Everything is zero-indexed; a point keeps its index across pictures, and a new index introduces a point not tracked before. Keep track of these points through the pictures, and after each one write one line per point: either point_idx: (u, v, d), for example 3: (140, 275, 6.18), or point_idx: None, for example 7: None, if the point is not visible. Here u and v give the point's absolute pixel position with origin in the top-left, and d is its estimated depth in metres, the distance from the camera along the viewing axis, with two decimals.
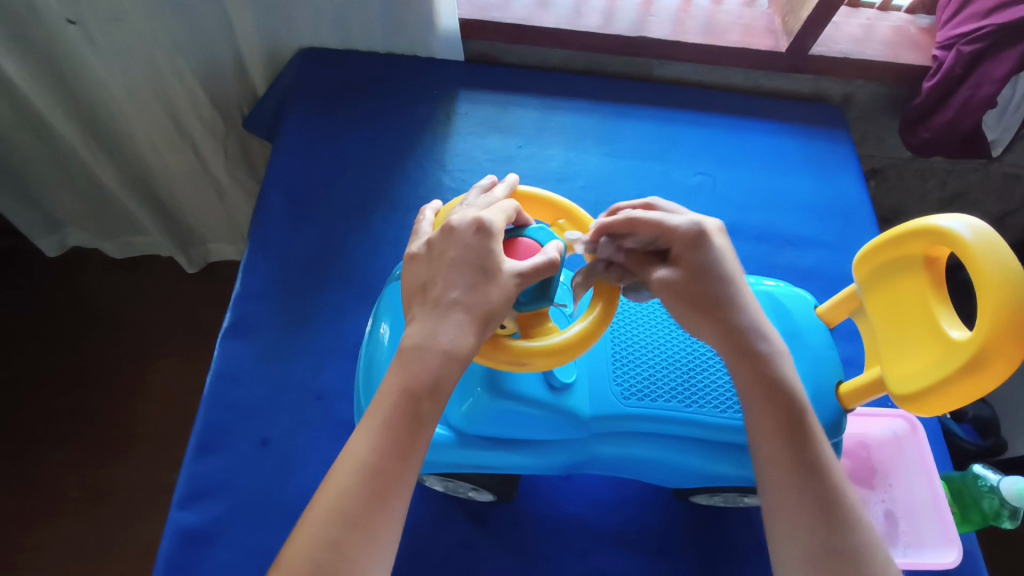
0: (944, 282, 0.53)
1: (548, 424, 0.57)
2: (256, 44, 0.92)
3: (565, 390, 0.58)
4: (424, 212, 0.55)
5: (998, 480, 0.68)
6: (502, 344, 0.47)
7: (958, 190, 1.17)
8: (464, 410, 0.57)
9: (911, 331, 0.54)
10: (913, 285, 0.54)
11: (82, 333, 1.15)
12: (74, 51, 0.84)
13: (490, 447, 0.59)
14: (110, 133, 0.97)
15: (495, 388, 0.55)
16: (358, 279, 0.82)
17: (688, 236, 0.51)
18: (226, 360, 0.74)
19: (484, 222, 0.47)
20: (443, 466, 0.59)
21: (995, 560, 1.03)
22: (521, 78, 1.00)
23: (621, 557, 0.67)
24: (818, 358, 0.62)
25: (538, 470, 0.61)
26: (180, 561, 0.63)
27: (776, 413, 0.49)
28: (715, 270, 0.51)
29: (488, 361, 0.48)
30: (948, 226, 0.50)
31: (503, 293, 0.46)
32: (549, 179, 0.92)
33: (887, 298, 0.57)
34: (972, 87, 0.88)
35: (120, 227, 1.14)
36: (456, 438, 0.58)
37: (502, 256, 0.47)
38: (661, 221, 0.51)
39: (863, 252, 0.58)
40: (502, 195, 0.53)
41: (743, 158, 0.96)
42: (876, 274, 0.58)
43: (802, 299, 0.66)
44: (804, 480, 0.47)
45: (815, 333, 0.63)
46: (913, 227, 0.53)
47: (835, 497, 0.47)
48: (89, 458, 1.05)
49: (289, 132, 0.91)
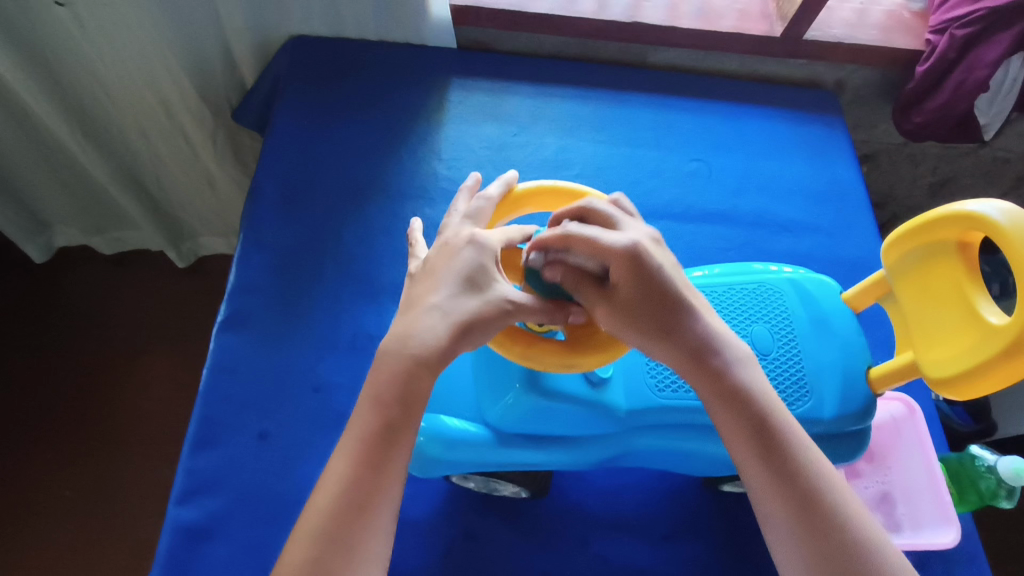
0: (978, 267, 0.53)
1: (585, 419, 0.57)
2: (246, 34, 0.90)
3: (603, 384, 0.58)
4: (416, 235, 0.60)
5: (995, 460, 0.69)
6: (552, 349, 0.50)
7: (948, 174, 1.17)
8: (502, 408, 0.57)
9: (945, 317, 0.54)
10: (945, 272, 0.54)
11: (71, 328, 1.13)
12: (65, 40, 0.83)
13: (528, 443, 0.59)
14: (101, 126, 0.96)
15: (535, 385, 0.55)
16: (355, 268, 0.81)
17: (629, 253, 0.46)
18: (224, 353, 0.74)
19: (480, 241, 0.49)
20: (479, 466, 0.59)
21: (988, 540, 1.05)
22: (515, 66, 0.99)
23: (625, 544, 0.68)
24: (844, 343, 0.62)
25: (575, 466, 0.60)
26: (181, 559, 0.63)
27: (738, 422, 0.47)
28: (663, 286, 0.47)
29: (539, 366, 0.50)
30: (980, 210, 0.50)
31: (490, 310, 0.46)
32: (546, 167, 0.91)
33: (918, 283, 0.57)
34: (965, 71, 0.88)
35: (108, 221, 1.12)
36: (495, 437, 0.59)
37: (495, 274, 0.48)
38: (593, 240, 0.46)
39: (890, 238, 0.58)
40: (496, 195, 0.54)
41: (739, 144, 0.96)
42: (903, 260, 0.58)
43: (827, 284, 0.65)
44: (781, 493, 0.45)
45: (841, 319, 0.64)
46: (944, 213, 0.53)
47: (812, 493, 0.45)
48: (83, 455, 1.03)
49: (282, 124, 0.89)
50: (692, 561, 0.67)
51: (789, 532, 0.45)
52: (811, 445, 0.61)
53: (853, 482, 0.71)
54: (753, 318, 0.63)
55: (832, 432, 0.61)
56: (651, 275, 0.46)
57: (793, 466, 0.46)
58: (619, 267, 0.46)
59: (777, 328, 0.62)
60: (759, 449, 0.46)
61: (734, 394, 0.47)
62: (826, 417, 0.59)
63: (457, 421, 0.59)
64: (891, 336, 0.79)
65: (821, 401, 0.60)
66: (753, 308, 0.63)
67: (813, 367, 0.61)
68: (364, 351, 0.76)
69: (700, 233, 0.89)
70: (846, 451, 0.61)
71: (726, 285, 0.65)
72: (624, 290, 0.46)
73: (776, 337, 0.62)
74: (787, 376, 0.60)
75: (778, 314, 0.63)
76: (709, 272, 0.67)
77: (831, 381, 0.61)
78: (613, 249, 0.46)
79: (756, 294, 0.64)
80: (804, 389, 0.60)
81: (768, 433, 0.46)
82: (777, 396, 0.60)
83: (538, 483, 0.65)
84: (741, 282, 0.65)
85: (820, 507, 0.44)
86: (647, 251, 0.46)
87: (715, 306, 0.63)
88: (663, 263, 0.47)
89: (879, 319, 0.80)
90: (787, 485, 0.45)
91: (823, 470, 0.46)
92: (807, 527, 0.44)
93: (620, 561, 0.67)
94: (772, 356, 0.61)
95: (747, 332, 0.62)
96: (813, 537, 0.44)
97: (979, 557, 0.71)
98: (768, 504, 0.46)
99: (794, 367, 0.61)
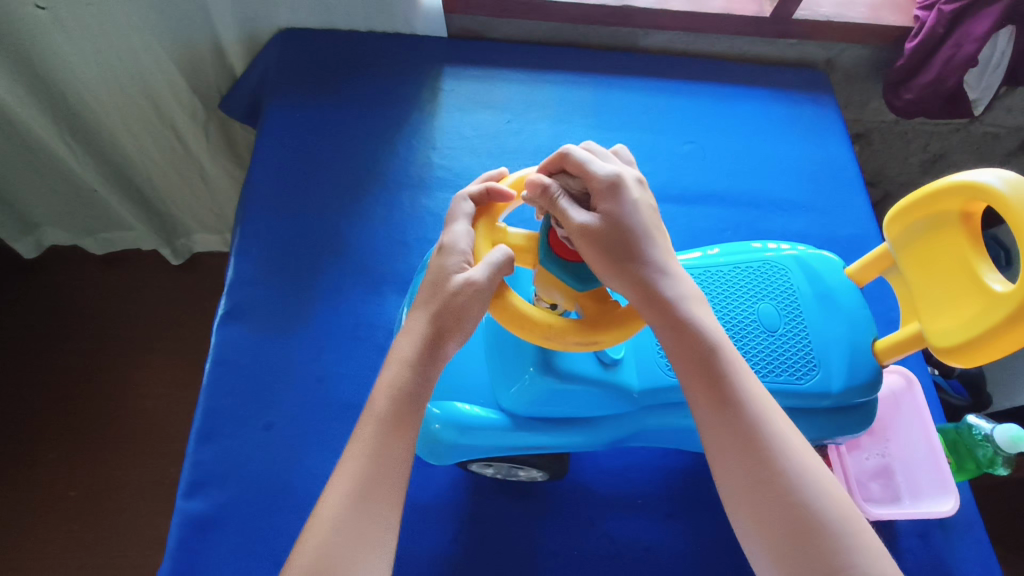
0: (980, 236, 0.53)
1: (597, 400, 0.58)
2: (234, 28, 0.90)
3: (615, 365, 0.58)
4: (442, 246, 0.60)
5: (990, 428, 0.70)
6: (572, 326, 0.48)
7: (940, 151, 1.18)
8: (516, 392, 0.57)
9: (952, 284, 0.54)
10: (950, 242, 0.54)
11: (70, 329, 1.13)
12: (44, 42, 0.80)
13: (542, 426, 0.59)
14: (86, 131, 0.94)
15: (548, 366, 0.55)
16: (354, 260, 0.82)
17: (609, 184, 0.47)
18: (225, 346, 0.74)
19: (443, 242, 0.49)
20: (494, 450, 0.59)
21: (987, 510, 1.06)
22: (505, 54, 0.99)
23: (629, 521, 0.69)
24: (851, 318, 0.63)
25: (587, 447, 0.61)
26: (192, 549, 0.63)
27: (687, 361, 0.46)
28: (634, 220, 0.47)
29: (559, 345, 0.49)
30: (984, 181, 0.50)
31: (458, 297, 0.46)
32: (540, 153, 0.91)
33: (923, 254, 0.57)
34: (954, 46, 0.88)
35: (100, 223, 1.12)
36: (509, 421, 0.59)
37: (455, 266, 0.48)
38: (584, 162, 0.48)
39: (894, 210, 0.58)
40: (474, 191, 0.52)
41: (731, 125, 0.97)
42: (907, 232, 0.58)
43: (830, 260, 0.66)
44: (728, 426, 0.45)
45: (846, 294, 0.64)
46: (946, 183, 0.53)
47: (756, 431, 0.45)
48: (88, 455, 1.03)
49: (275, 117, 0.89)
50: (696, 536, 0.69)
51: (738, 465, 0.44)
52: (820, 419, 0.61)
53: (854, 454, 0.73)
54: (759, 296, 0.63)
55: (840, 405, 0.61)
56: (626, 207, 0.47)
57: (736, 400, 0.45)
58: (598, 193, 0.47)
59: (783, 305, 0.63)
60: (708, 383, 0.46)
61: (684, 333, 0.47)
62: (834, 390, 0.60)
63: (470, 407, 0.59)
64: (887, 311, 0.81)
65: (829, 375, 0.61)
66: (758, 287, 0.64)
67: (821, 343, 0.62)
68: (366, 341, 0.77)
69: (695, 214, 0.89)
70: (854, 423, 0.62)
71: (730, 265, 0.65)
72: (600, 222, 0.46)
73: (783, 314, 0.63)
74: (795, 352, 0.61)
75: (783, 292, 0.64)
76: (712, 253, 0.67)
77: (839, 355, 0.61)
78: (597, 174, 0.48)
79: (760, 273, 0.65)
80: (812, 364, 0.61)
81: (716, 366, 0.46)
82: (785, 371, 0.60)
83: (552, 466, 0.65)
84: (746, 261, 0.66)
85: (759, 436, 0.44)
86: (625, 182, 0.47)
87: (719, 286, 0.64)
88: (638, 197, 0.48)
89: (875, 294, 0.82)
90: (731, 427, 0.45)
91: (763, 407, 0.46)
92: (747, 455, 0.44)
93: (625, 539, 0.68)
94: (780, 332, 0.62)
95: (753, 310, 0.63)
96: (756, 473, 0.44)
97: (978, 523, 0.72)
98: (711, 425, 0.45)
99: (802, 343, 0.61)
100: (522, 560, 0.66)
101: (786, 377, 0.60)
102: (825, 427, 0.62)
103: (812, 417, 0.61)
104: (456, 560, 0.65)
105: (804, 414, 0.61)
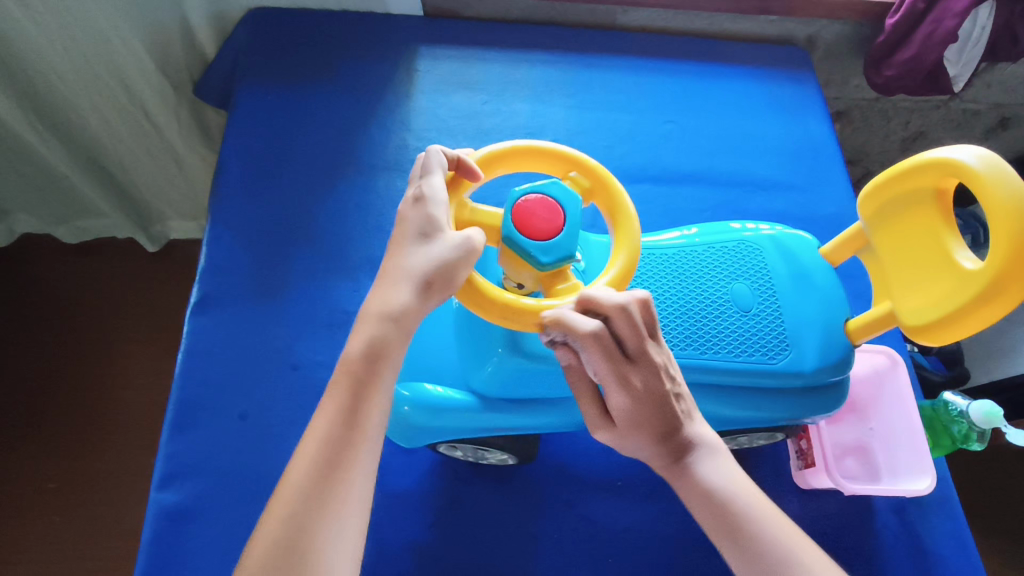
0: (952, 214, 0.53)
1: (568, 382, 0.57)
2: (201, 8, 0.88)
3: None
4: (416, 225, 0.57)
5: (966, 405, 0.70)
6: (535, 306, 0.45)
7: (920, 128, 1.18)
8: (487, 373, 0.57)
9: (922, 264, 0.54)
10: (921, 221, 0.54)
11: (43, 321, 1.11)
12: (7, 21, 0.78)
13: (514, 409, 0.59)
14: (58, 113, 0.91)
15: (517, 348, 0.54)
16: (328, 245, 0.80)
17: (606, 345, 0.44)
18: (197, 337, 0.72)
19: (426, 196, 0.46)
20: (463, 432, 0.59)
21: (964, 486, 1.08)
22: (482, 32, 0.97)
23: (608, 503, 0.69)
24: (825, 297, 0.63)
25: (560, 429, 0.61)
26: (167, 541, 0.62)
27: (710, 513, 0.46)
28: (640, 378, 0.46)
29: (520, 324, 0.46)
30: (957, 157, 0.50)
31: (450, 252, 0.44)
32: (518, 135, 0.90)
33: (895, 233, 0.57)
34: (935, 22, 0.87)
35: (71, 211, 1.09)
36: (480, 403, 0.58)
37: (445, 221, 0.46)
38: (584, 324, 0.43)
39: (867, 189, 0.58)
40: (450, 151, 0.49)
41: (710, 103, 0.96)
42: (879, 211, 0.58)
43: (806, 240, 0.65)
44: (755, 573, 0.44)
45: (821, 274, 0.64)
46: (919, 161, 0.53)
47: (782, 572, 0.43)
48: (68, 449, 1.02)
49: (246, 100, 0.87)
50: (674, 516, 0.69)
51: None
52: (792, 397, 0.61)
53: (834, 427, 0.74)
54: (733, 276, 0.63)
55: (810, 385, 0.61)
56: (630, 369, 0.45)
57: (759, 541, 0.44)
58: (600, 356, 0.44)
59: (757, 285, 0.63)
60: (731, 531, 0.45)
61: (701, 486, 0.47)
62: (806, 369, 0.60)
63: (440, 388, 0.59)
64: (864, 290, 0.81)
65: (801, 355, 0.60)
66: (732, 266, 0.63)
67: (794, 322, 0.61)
68: (340, 328, 0.76)
69: (676, 195, 0.89)
70: (828, 403, 0.62)
71: (704, 245, 0.65)
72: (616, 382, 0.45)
73: (757, 294, 0.62)
74: (768, 332, 0.61)
75: (758, 271, 0.63)
76: (687, 233, 0.66)
77: (812, 335, 0.61)
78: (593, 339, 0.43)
79: (735, 253, 0.64)
80: (784, 343, 0.60)
81: (733, 511, 0.46)
82: (758, 351, 0.60)
83: (524, 449, 0.65)
84: (721, 241, 0.65)
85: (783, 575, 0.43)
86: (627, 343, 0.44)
87: (695, 265, 0.63)
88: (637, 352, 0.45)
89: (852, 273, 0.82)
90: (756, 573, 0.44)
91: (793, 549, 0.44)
92: None
93: (604, 521, 0.68)
94: (754, 312, 0.61)
95: (728, 290, 0.62)
96: None
97: (952, 498, 0.73)
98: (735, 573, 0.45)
99: (775, 323, 0.61)
100: (500, 543, 0.66)
101: (759, 357, 0.60)
102: (796, 407, 0.61)
103: (783, 396, 0.61)
104: (434, 546, 0.65)
105: (775, 393, 0.61)
